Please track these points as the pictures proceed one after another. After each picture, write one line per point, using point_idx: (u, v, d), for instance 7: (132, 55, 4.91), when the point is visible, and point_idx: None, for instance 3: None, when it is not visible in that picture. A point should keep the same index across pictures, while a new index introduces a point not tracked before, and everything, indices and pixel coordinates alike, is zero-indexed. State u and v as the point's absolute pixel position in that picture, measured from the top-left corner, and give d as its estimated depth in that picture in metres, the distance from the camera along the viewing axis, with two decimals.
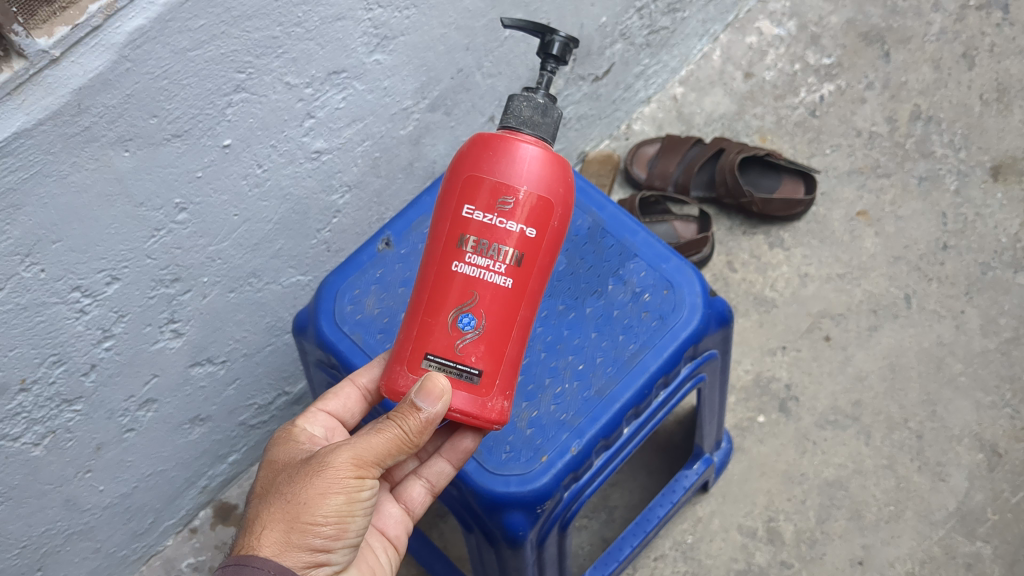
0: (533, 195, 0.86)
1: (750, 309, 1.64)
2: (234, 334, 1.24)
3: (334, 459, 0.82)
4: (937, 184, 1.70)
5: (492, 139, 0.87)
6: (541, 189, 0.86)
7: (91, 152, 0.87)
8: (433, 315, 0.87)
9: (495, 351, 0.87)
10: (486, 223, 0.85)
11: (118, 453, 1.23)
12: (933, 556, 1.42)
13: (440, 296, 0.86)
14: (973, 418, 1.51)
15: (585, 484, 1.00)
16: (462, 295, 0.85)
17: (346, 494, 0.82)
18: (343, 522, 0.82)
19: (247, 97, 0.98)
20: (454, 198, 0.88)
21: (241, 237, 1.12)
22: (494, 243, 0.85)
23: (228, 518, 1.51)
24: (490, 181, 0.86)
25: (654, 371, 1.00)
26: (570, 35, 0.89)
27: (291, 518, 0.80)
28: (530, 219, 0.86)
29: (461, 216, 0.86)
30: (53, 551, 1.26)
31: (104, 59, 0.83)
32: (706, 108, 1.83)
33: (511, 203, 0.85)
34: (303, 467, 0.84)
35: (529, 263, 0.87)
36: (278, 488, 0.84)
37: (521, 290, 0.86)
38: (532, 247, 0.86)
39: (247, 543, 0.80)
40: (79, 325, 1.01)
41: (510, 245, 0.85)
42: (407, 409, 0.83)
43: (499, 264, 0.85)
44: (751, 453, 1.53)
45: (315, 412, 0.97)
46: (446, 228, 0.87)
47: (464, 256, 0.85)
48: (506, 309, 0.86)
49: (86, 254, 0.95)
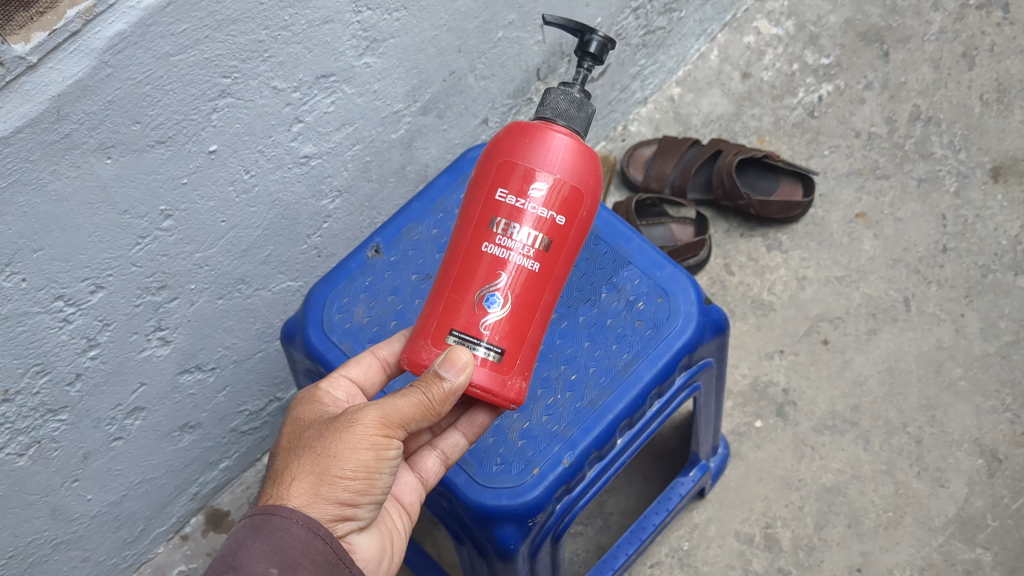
0: (562, 184, 0.86)
1: (747, 313, 1.63)
2: (223, 341, 1.23)
3: (361, 417, 0.81)
4: (936, 186, 1.69)
5: (529, 127, 0.87)
6: (571, 179, 0.86)
7: (72, 160, 0.85)
8: (459, 291, 0.86)
9: (518, 331, 0.86)
10: (514, 208, 0.85)
11: (106, 461, 1.21)
12: (933, 563, 1.41)
13: (469, 274, 0.86)
14: (973, 423, 1.50)
15: (579, 495, 0.98)
16: (487, 274, 0.85)
17: (373, 452, 0.80)
18: (369, 479, 0.80)
19: (233, 102, 0.96)
20: (487, 183, 0.87)
21: (229, 244, 1.10)
22: (521, 227, 0.84)
23: (220, 525, 1.49)
24: (519, 167, 0.86)
25: (648, 382, 0.98)
26: (607, 35, 0.91)
27: (321, 470, 0.79)
28: (559, 206, 0.86)
29: (492, 199, 0.86)
30: (41, 560, 1.25)
31: (83, 66, 0.80)
32: (703, 109, 1.81)
33: (541, 189, 0.85)
34: (331, 424, 0.82)
35: (552, 248, 0.86)
36: (306, 442, 0.82)
37: (546, 274, 0.86)
38: (560, 233, 0.86)
39: (276, 492, 0.78)
40: (63, 334, 0.99)
41: (537, 230, 0.85)
42: (430, 378, 0.81)
43: (524, 248, 0.84)
44: (748, 459, 1.52)
45: (337, 377, 0.93)
46: (477, 212, 0.87)
47: (494, 237, 0.85)
48: (531, 292, 0.86)
49: (69, 262, 0.93)
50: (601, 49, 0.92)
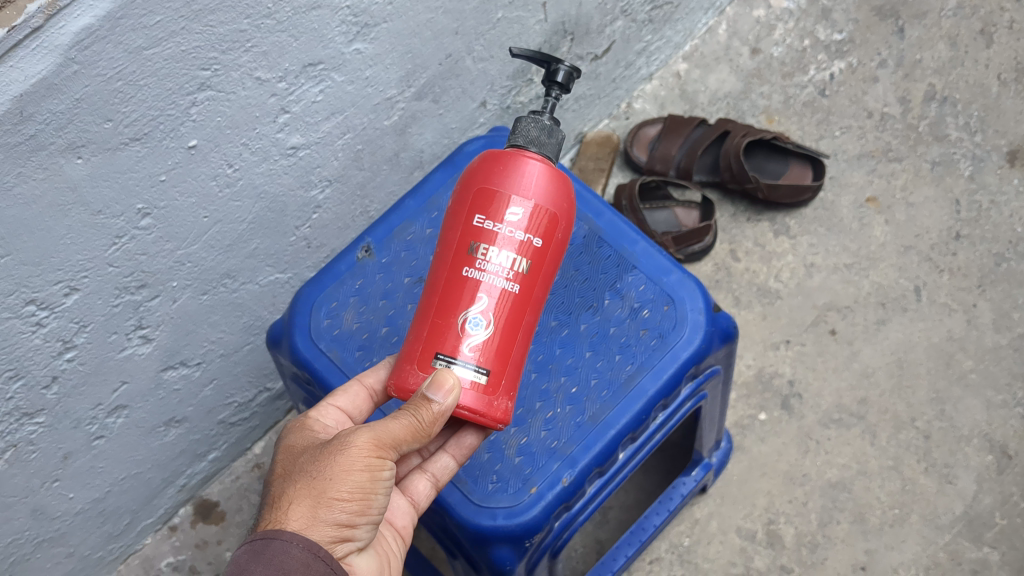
0: (537, 208, 0.83)
1: (753, 301, 1.57)
2: (209, 336, 1.18)
3: (355, 439, 0.77)
4: (950, 170, 1.63)
5: (503, 155, 0.85)
6: (546, 202, 0.84)
7: (39, 161, 0.80)
8: (441, 315, 0.83)
9: (501, 353, 0.83)
10: (490, 232, 0.82)
11: (88, 460, 1.17)
12: (939, 562, 1.38)
13: (451, 298, 0.83)
14: (983, 417, 1.45)
15: (578, 512, 0.94)
16: (466, 296, 0.82)
17: (368, 473, 0.77)
18: (366, 500, 0.77)
19: (214, 95, 0.90)
20: (465, 210, 0.85)
21: (212, 239, 1.05)
22: (497, 249, 0.82)
23: (209, 516, 1.45)
24: (495, 191, 0.83)
25: (653, 396, 0.94)
26: (573, 65, 0.92)
27: (318, 492, 0.75)
28: (537, 229, 0.83)
29: (468, 226, 0.84)
30: (23, 559, 1.21)
31: (48, 63, 0.75)
32: (711, 86, 1.74)
33: (518, 213, 0.83)
34: (323, 448, 0.79)
35: (529, 269, 0.83)
36: (301, 466, 0.78)
37: (527, 297, 0.83)
38: (538, 256, 0.83)
39: (273, 517, 0.74)
40: (36, 338, 0.94)
41: (517, 252, 0.82)
42: (419, 401, 0.78)
43: (503, 271, 0.82)
44: (751, 453, 1.47)
45: (324, 406, 0.89)
46: (456, 239, 0.84)
47: (474, 261, 0.82)
48: (514, 314, 0.83)
49: (40, 266, 0.88)
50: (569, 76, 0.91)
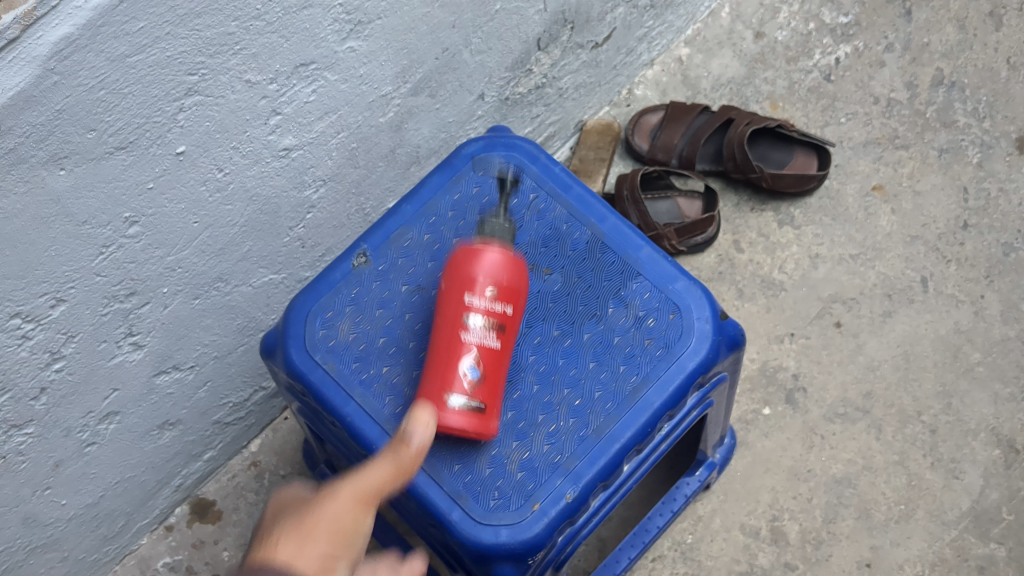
0: (511, 283, 0.90)
1: (757, 293, 1.53)
2: (202, 339, 1.15)
3: (340, 487, 0.71)
4: (958, 157, 1.59)
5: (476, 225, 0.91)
6: (510, 273, 0.90)
7: (20, 174, 0.77)
8: (436, 366, 0.89)
9: (491, 390, 0.89)
10: (472, 304, 0.88)
11: (80, 467, 1.14)
12: (945, 558, 1.35)
13: (447, 351, 0.88)
14: (990, 411, 1.42)
15: (581, 526, 0.92)
16: (458, 353, 0.88)
17: (359, 514, 0.70)
18: (356, 544, 0.69)
19: (201, 100, 0.87)
20: (450, 289, 0.90)
21: (203, 244, 1.02)
22: (479, 315, 0.88)
23: (206, 515, 1.40)
24: (472, 269, 0.89)
25: (658, 408, 0.92)
26: None
27: (310, 527, 0.67)
28: (513, 276, 0.90)
29: (451, 300, 0.90)
30: (16, 565, 1.19)
31: (25, 74, 0.71)
32: (713, 71, 1.70)
33: (497, 265, 0.89)
34: (306, 496, 0.71)
35: (501, 327, 0.89)
36: (283, 516, 0.70)
37: (509, 334, 0.90)
38: (514, 299, 0.90)
39: (265, 554, 0.65)
40: (22, 351, 0.91)
41: (499, 298, 0.89)
42: (397, 441, 0.77)
43: (484, 332, 0.88)
44: (755, 448, 1.44)
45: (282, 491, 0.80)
46: (444, 310, 0.90)
47: (461, 328, 0.88)
48: (496, 358, 0.89)
49: (25, 278, 0.85)
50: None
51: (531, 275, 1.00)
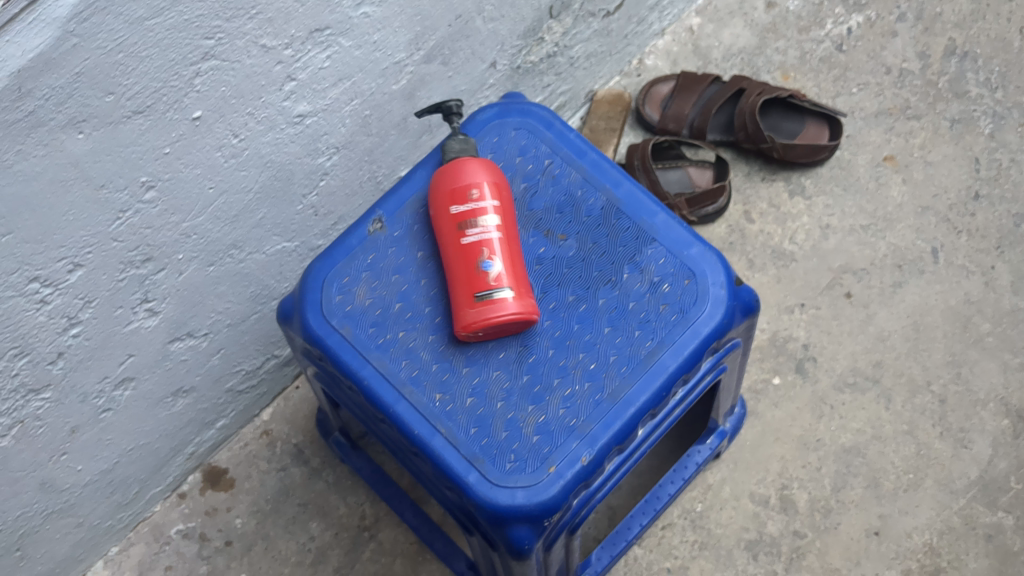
0: (493, 183, 0.98)
1: (767, 264, 1.52)
2: (215, 307, 1.15)
3: None
4: (970, 127, 1.59)
5: (450, 169, 0.99)
6: (490, 174, 0.98)
7: (40, 138, 0.78)
8: (462, 274, 0.94)
9: (517, 277, 0.94)
10: (473, 206, 0.96)
11: (95, 433, 1.15)
12: (953, 527, 1.31)
13: (467, 254, 0.94)
14: (1000, 380, 1.40)
15: (596, 489, 0.93)
16: (476, 252, 0.94)
17: None
18: None
19: (217, 65, 0.88)
20: (440, 211, 0.98)
21: (219, 210, 1.02)
22: (485, 216, 0.96)
23: (218, 483, 1.40)
24: (458, 183, 0.97)
25: (673, 372, 0.92)
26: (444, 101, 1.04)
27: None
28: (496, 193, 0.98)
29: (451, 220, 0.97)
30: (33, 530, 1.19)
31: (46, 37, 0.73)
32: (724, 41, 1.70)
33: (481, 190, 0.97)
34: None
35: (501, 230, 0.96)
36: None
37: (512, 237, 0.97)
38: (505, 212, 0.98)
39: None
40: (40, 316, 0.92)
41: (493, 213, 0.96)
42: None
43: (492, 226, 0.95)
44: (765, 418, 1.41)
45: None
46: (447, 227, 0.97)
47: (468, 230, 0.95)
48: (508, 248, 0.95)
49: (43, 243, 0.86)
50: (457, 109, 1.02)
51: (547, 241, 1.01)
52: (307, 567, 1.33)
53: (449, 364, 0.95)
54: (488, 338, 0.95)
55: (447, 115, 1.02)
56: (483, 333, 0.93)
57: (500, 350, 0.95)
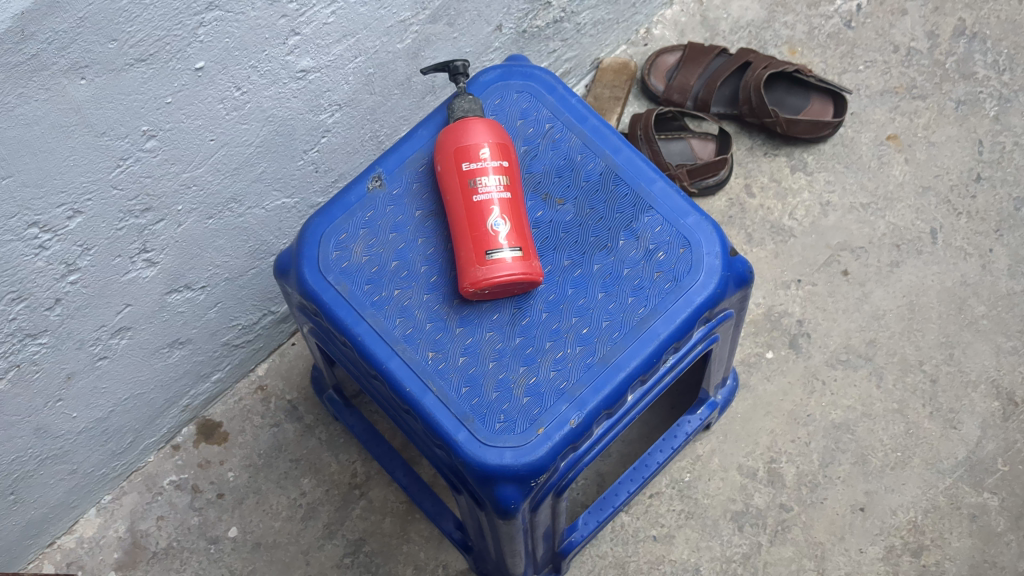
0: (496, 143, 0.98)
1: (766, 238, 1.52)
2: (214, 260, 1.16)
3: None
4: (975, 109, 1.59)
5: (454, 130, 0.99)
6: (494, 134, 0.98)
7: (42, 82, 0.79)
8: (464, 234, 0.95)
9: (522, 237, 0.95)
10: (477, 166, 0.96)
11: (91, 381, 1.15)
12: (938, 505, 1.32)
13: (471, 213, 0.95)
14: (992, 363, 1.41)
15: (584, 452, 0.94)
16: (478, 212, 0.94)
17: None
18: None
19: (221, 16, 0.89)
20: (445, 170, 0.98)
21: (219, 163, 1.03)
22: (485, 177, 0.96)
23: (211, 436, 1.41)
24: (461, 144, 0.97)
25: (664, 339, 0.93)
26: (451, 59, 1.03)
27: None
28: (501, 153, 0.98)
29: (454, 180, 0.97)
30: (27, 475, 1.20)
31: None
32: (733, 14, 1.69)
33: (484, 151, 0.97)
34: None
35: (505, 189, 0.96)
36: None
37: (517, 197, 0.97)
38: (510, 171, 0.98)
39: None
40: (39, 261, 0.92)
41: (497, 173, 0.96)
42: None
43: (496, 185, 0.96)
44: (756, 391, 1.42)
45: None
46: (450, 187, 0.97)
47: (471, 190, 0.95)
48: (512, 208, 0.96)
49: (42, 187, 0.86)
50: (463, 70, 1.03)
51: (544, 205, 1.01)
52: (297, 522, 1.34)
53: (443, 323, 0.95)
54: (492, 297, 0.95)
55: (453, 75, 1.03)
56: (486, 293, 0.94)
57: (494, 311, 0.95)
